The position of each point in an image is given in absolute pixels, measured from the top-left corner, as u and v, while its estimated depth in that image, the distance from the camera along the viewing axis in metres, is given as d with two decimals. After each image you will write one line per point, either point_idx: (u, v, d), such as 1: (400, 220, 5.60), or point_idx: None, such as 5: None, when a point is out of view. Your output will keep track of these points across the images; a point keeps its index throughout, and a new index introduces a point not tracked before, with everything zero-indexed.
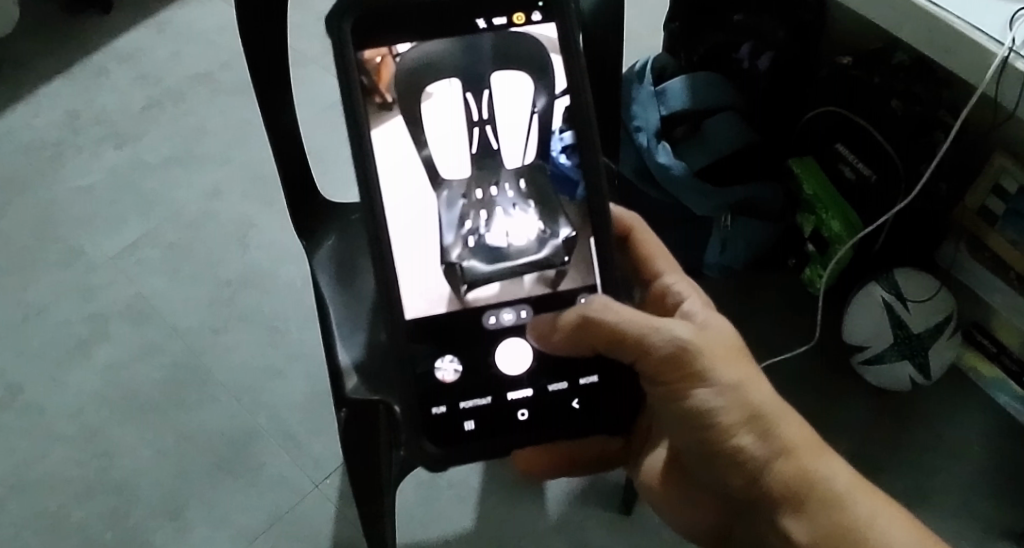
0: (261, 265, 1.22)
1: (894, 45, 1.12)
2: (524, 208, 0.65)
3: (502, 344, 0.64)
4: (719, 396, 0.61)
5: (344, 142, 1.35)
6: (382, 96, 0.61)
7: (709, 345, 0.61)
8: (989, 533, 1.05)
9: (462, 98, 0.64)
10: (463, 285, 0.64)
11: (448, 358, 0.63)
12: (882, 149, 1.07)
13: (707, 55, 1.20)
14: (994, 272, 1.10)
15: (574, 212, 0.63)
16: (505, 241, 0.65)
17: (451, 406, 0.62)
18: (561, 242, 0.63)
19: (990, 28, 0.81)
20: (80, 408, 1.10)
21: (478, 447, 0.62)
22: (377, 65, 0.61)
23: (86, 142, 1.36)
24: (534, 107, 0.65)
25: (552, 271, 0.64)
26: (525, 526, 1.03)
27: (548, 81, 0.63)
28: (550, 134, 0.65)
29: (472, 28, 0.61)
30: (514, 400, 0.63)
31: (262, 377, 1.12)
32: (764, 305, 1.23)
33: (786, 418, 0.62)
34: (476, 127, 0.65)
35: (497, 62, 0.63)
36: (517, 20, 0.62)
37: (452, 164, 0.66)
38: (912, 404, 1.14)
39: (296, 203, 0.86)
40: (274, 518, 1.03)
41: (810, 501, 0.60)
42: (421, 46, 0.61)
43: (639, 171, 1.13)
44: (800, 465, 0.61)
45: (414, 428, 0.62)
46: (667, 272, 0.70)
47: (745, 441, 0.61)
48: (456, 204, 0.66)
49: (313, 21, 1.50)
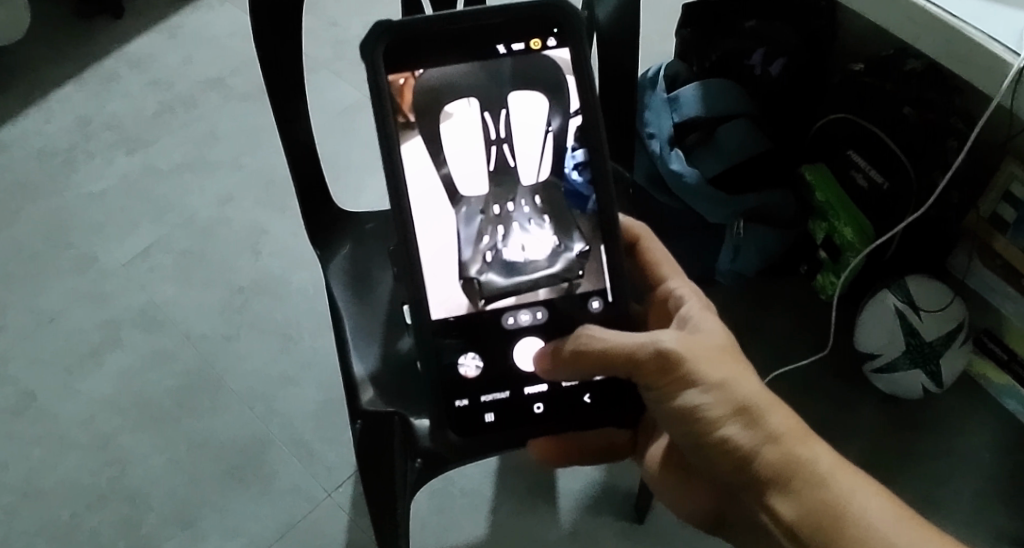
0: (273, 272, 1.22)
1: (906, 51, 1.10)
2: (540, 223, 0.65)
3: (520, 343, 0.64)
4: (705, 394, 0.60)
5: (356, 147, 1.35)
6: (405, 117, 0.60)
7: (694, 348, 0.61)
8: (1000, 541, 1.04)
9: (479, 118, 0.64)
10: (481, 299, 0.63)
11: (470, 355, 0.64)
12: (895, 157, 1.06)
13: (718, 63, 1.18)
14: (1004, 278, 1.08)
15: (586, 226, 0.63)
16: (521, 255, 0.64)
17: (473, 400, 0.63)
18: (574, 255, 0.64)
19: (1005, 39, 0.81)
20: (92, 415, 1.10)
21: (498, 438, 0.64)
22: (399, 87, 0.60)
23: (98, 148, 1.36)
24: (549, 126, 0.64)
25: (566, 284, 0.64)
26: (537, 535, 1.03)
27: (562, 101, 0.62)
28: (564, 151, 0.64)
29: (492, 53, 0.61)
30: (530, 394, 0.64)
31: (275, 385, 1.12)
32: (774, 311, 1.22)
33: (775, 407, 0.61)
34: (493, 146, 0.64)
35: (515, 82, 0.63)
36: (534, 45, 0.61)
37: (469, 181, 0.65)
38: (922, 412, 1.13)
39: (312, 213, 0.86)
40: (286, 527, 1.02)
41: (796, 481, 0.58)
42: (442, 68, 0.61)
43: (650, 177, 1.13)
44: (788, 450, 0.59)
45: (439, 421, 0.63)
46: (671, 277, 0.69)
47: (732, 432, 0.60)
48: (474, 219, 0.65)
49: (324, 26, 1.50)
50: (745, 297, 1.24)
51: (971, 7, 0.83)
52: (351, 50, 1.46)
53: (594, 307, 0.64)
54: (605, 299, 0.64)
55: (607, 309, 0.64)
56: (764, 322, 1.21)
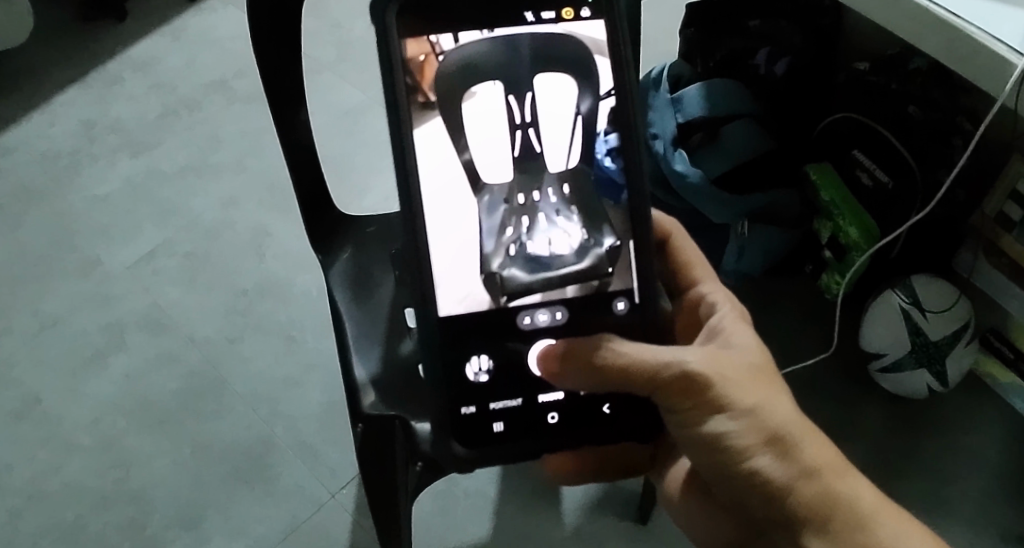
0: (278, 273, 1.22)
1: (910, 51, 1.11)
2: (567, 216, 0.63)
3: (537, 344, 0.63)
4: (733, 420, 0.59)
5: (358, 147, 1.35)
6: (425, 95, 0.59)
7: (722, 368, 0.60)
8: (1012, 541, 1.04)
9: (504, 101, 0.63)
10: (503, 296, 0.62)
11: (481, 357, 0.62)
12: (901, 157, 1.06)
13: (724, 60, 1.17)
14: (1012, 278, 1.08)
15: (618, 220, 0.61)
16: (547, 250, 0.62)
17: (481, 407, 0.62)
18: (604, 251, 0.62)
19: (1009, 39, 0.80)
20: (98, 417, 1.11)
21: (508, 451, 0.62)
22: (420, 64, 0.59)
23: (102, 151, 1.36)
24: (579, 109, 0.62)
25: (596, 281, 0.62)
26: (545, 536, 1.03)
27: (592, 83, 0.61)
28: (595, 136, 0.62)
29: (519, 21, 0.60)
30: (545, 403, 0.63)
31: (280, 387, 1.12)
32: (781, 310, 1.22)
33: (811, 438, 0.60)
34: (518, 131, 0.63)
35: (538, 63, 0.62)
36: (566, 15, 0.60)
37: (492, 168, 0.64)
38: (929, 411, 1.13)
39: (314, 217, 0.86)
40: (291, 528, 1.03)
41: (834, 521, 0.58)
42: (462, 47, 0.60)
43: (656, 179, 1.13)
44: (825, 487, 0.59)
45: (444, 429, 0.62)
46: (704, 281, 0.70)
47: (763, 463, 0.60)
48: (498, 209, 0.63)
49: (328, 28, 1.50)
50: (752, 295, 1.23)
51: (975, 8, 0.83)
52: (355, 51, 1.47)
53: (619, 309, 0.63)
54: (631, 300, 0.63)
55: (634, 312, 0.63)
56: (772, 322, 1.21)
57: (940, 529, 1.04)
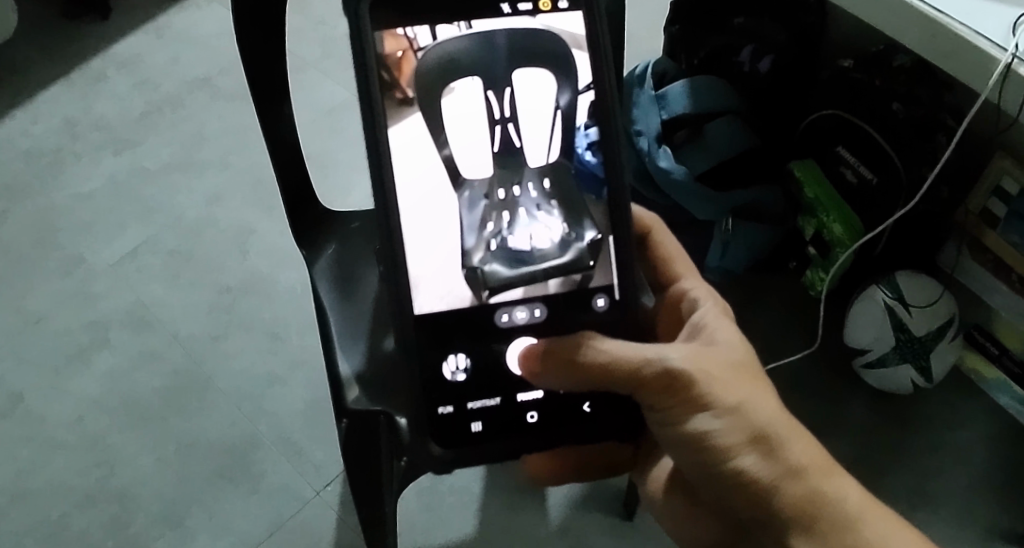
0: (261, 271, 1.22)
1: (895, 48, 1.10)
2: (547, 210, 0.63)
3: (518, 342, 0.62)
4: (717, 419, 0.59)
5: (342, 145, 1.35)
6: (403, 92, 0.59)
7: (707, 366, 0.59)
8: (991, 535, 1.04)
9: (484, 97, 0.62)
10: (485, 291, 0.62)
11: (457, 356, 0.62)
12: (884, 153, 1.06)
13: (707, 58, 1.18)
14: (994, 273, 1.09)
15: (599, 214, 0.61)
16: (528, 244, 0.62)
17: (458, 407, 0.62)
18: (585, 245, 0.62)
19: (992, 34, 0.81)
20: (81, 415, 1.10)
21: (484, 450, 0.62)
22: (398, 60, 0.59)
23: (85, 149, 1.36)
24: (557, 104, 0.63)
25: (578, 275, 0.62)
26: (528, 533, 1.03)
27: (571, 77, 0.61)
28: (574, 130, 0.63)
29: (497, 13, 0.60)
30: (523, 402, 0.62)
31: (264, 384, 1.12)
32: (766, 307, 1.22)
33: (795, 437, 0.60)
34: (498, 126, 0.63)
35: (514, 59, 0.62)
36: (544, 6, 0.61)
37: (472, 164, 0.63)
38: (911, 406, 1.14)
39: (297, 212, 0.86)
40: (275, 525, 1.03)
41: (821, 522, 0.58)
42: (443, 44, 0.60)
43: (639, 175, 1.14)
44: (811, 486, 0.59)
45: (421, 431, 0.61)
46: (686, 277, 0.69)
47: (748, 462, 0.59)
48: (478, 204, 0.64)
49: (312, 25, 1.50)
50: (737, 293, 1.24)
51: (960, 4, 0.83)
52: (340, 49, 1.47)
53: (599, 306, 0.62)
54: (611, 296, 0.62)
55: (613, 307, 0.62)
56: (757, 319, 1.21)
57: (921, 523, 1.05)
